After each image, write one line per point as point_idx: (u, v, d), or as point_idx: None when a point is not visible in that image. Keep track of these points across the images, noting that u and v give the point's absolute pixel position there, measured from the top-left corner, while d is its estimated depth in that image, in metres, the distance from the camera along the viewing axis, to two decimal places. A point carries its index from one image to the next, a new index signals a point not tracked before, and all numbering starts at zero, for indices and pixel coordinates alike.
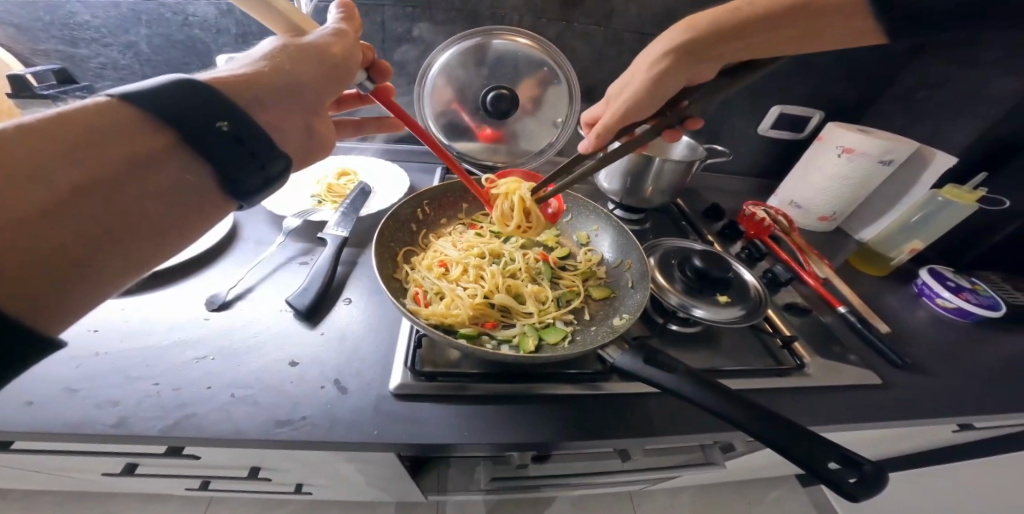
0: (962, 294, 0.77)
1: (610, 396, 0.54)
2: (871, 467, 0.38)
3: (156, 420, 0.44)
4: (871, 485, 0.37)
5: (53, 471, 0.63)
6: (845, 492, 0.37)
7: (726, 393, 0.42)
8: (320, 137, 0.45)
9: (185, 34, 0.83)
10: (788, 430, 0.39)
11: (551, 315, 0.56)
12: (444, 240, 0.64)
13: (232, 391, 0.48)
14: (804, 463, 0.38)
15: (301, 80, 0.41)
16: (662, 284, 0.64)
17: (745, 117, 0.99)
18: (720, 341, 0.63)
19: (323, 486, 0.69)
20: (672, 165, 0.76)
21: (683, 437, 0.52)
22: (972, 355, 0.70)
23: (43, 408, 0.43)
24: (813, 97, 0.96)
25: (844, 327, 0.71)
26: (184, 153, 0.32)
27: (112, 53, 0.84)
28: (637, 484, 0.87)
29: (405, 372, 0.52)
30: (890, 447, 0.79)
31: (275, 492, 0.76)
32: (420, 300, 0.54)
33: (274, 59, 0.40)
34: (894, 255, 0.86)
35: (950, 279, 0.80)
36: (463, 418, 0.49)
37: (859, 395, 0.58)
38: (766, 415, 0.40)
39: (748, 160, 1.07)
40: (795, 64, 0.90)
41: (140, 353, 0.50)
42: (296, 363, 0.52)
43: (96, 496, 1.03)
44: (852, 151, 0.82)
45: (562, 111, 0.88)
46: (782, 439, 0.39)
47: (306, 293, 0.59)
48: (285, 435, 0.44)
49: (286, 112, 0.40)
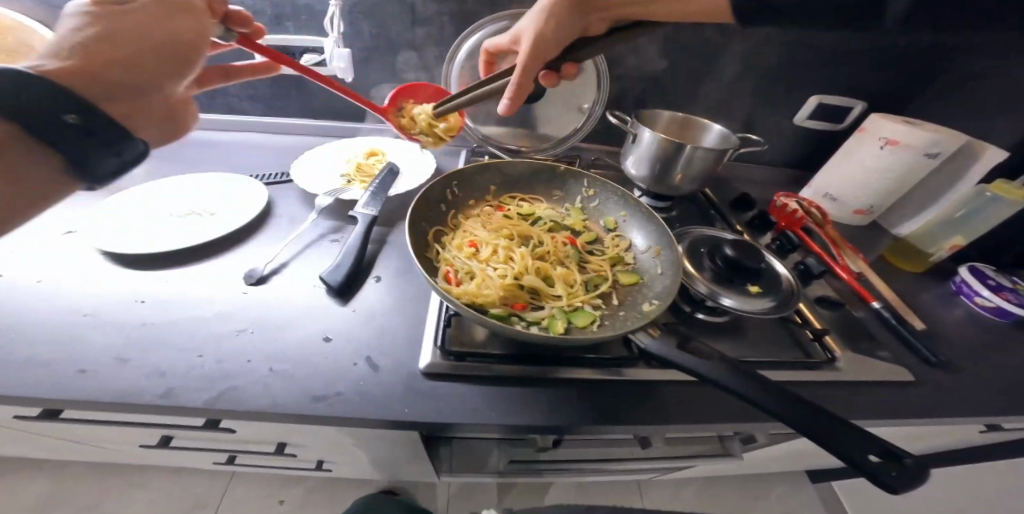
0: (1001, 293, 0.75)
1: (637, 382, 0.54)
2: (913, 461, 0.37)
3: (200, 391, 0.45)
4: (914, 477, 0.37)
5: (90, 442, 0.65)
6: (883, 484, 0.37)
7: (768, 386, 0.41)
8: (176, 116, 0.52)
9: None
10: (821, 419, 0.38)
11: (580, 299, 0.56)
12: (473, 221, 0.63)
13: (270, 365, 0.49)
14: (841, 454, 0.37)
15: (151, 68, 0.45)
16: (691, 272, 0.64)
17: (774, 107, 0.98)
18: (746, 332, 0.62)
19: (347, 464, 0.70)
20: (704, 153, 0.74)
21: (710, 425, 0.52)
22: (1011, 356, 0.68)
23: (95, 378, 0.45)
24: (854, 86, 0.93)
25: (877, 323, 0.69)
26: (29, 142, 0.39)
27: None
28: (649, 474, 0.88)
29: (435, 351, 0.52)
30: (914, 447, 0.78)
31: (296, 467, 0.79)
32: (451, 280, 0.53)
33: (98, 35, 0.42)
34: (933, 251, 0.84)
35: (991, 278, 0.78)
36: (493, 399, 0.49)
37: (892, 391, 0.57)
38: (805, 406, 0.40)
39: (782, 150, 1.05)
40: (835, 51, 0.87)
41: (182, 324, 0.52)
42: (330, 338, 0.53)
43: (121, 465, 1.07)
44: (897, 144, 0.80)
45: (588, 95, 0.89)
46: (818, 427, 0.38)
47: (339, 270, 0.60)
48: (323, 412, 0.45)
49: (126, 101, 0.46)
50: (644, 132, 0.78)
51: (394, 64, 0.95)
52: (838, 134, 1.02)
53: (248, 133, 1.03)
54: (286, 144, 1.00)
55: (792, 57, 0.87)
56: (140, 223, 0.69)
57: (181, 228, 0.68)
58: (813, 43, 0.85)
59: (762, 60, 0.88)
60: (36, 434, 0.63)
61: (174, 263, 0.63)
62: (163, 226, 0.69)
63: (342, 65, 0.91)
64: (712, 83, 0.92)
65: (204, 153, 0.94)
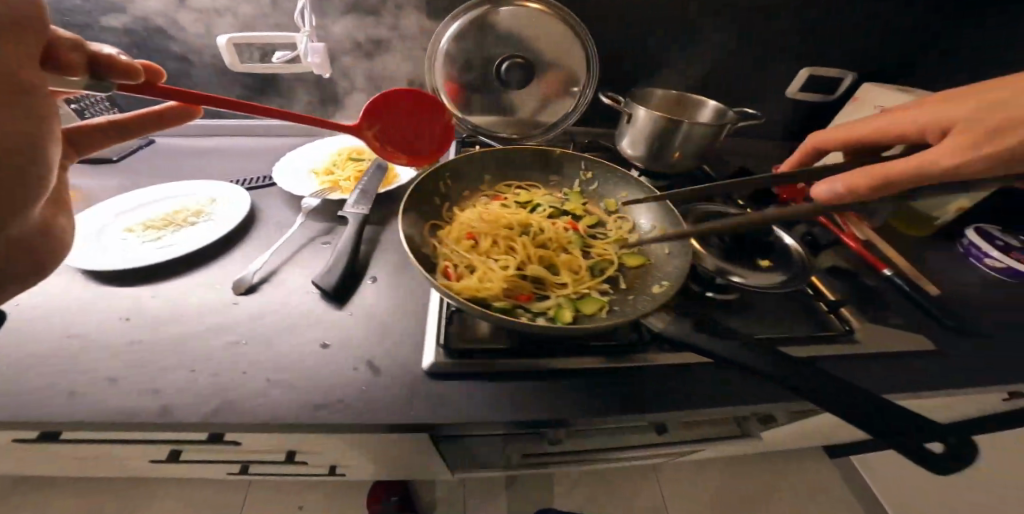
0: (1010, 253, 0.74)
1: (640, 369, 0.55)
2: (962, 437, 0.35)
3: (198, 407, 0.45)
4: (958, 457, 0.36)
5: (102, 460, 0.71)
6: (925, 462, 0.35)
7: (801, 383, 0.38)
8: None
9: (172, 13, 0.81)
10: (818, 380, 0.38)
11: (587, 286, 0.53)
12: (469, 212, 0.61)
13: (268, 375, 0.49)
14: (866, 430, 0.36)
15: None
16: (699, 250, 0.64)
17: (769, 74, 0.96)
18: (754, 310, 0.63)
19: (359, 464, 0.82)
20: (701, 130, 0.71)
21: (725, 407, 0.53)
22: None
23: (88, 398, 0.45)
24: (846, 56, 0.93)
25: (894, 292, 0.68)
26: None
27: (104, 38, 0.84)
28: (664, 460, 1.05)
29: (437, 351, 0.53)
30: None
31: (308, 466, 0.87)
32: (450, 276, 0.51)
33: None
34: (941, 215, 0.81)
35: (1002, 238, 0.78)
36: (498, 396, 0.51)
37: (908, 363, 0.56)
38: (810, 373, 0.39)
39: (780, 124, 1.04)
40: (824, 23, 0.87)
41: (166, 351, 0.50)
42: (327, 345, 0.53)
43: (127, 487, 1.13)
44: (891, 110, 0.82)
45: (580, 81, 0.87)
46: (835, 405, 0.37)
47: (332, 272, 0.60)
48: (329, 417, 0.46)
49: None
50: (639, 111, 0.75)
51: (375, 56, 0.91)
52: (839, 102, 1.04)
53: (222, 137, 0.97)
54: (265, 146, 0.95)
55: (786, 28, 0.88)
56: (108, 239, 0.64)
57: (163, 238, 0.65)
58: (807, 13, 0.86)
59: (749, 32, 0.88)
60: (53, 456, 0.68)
61: (152, 279, 0.60)
62: (136, 238, 0.65)
63: (317, 61, 0.86)
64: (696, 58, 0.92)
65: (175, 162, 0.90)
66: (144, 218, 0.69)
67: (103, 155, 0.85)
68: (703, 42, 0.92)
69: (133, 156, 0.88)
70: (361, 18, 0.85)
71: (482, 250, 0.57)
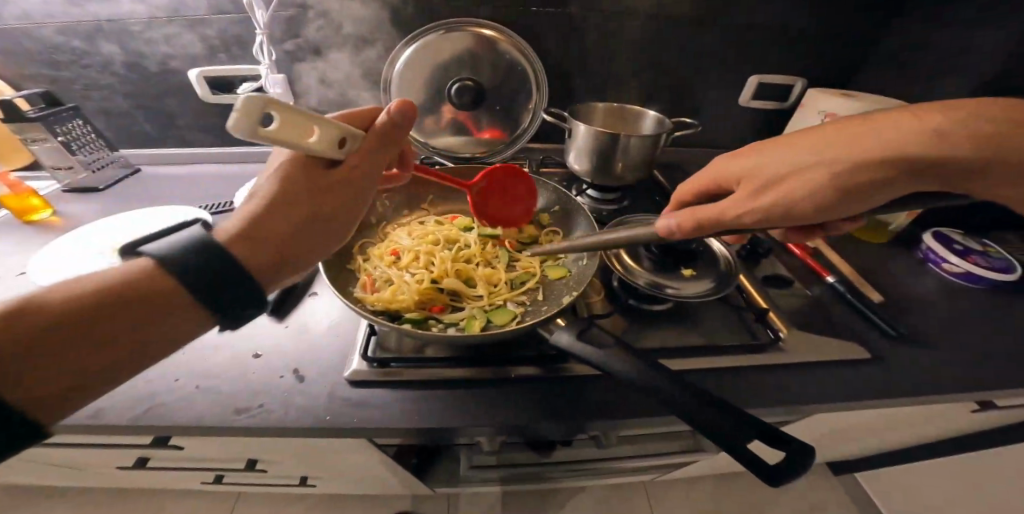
0: (970, 259, 0.78)
1: (558, 379, 0.57)
2: (798, 445, 0.36)
3: (127, 410, 0.49)
4: (795, 468, 0.36)
5: (77, 463, 0.76)
6: (766, 474, 0.36)
7: (666, 392, 0.40)
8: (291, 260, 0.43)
9: (154, 50, 0.94)
10: (683, 391, 0.39)
11: (501, 298, 0.61)
12: (401, 231, 0.72)
13: (197, 382, 0.53)
14: (716, 438, 0.37)
15: (271, 227, 0.41)
16: (629, 264, 0.67)
17: (704, 86, 1.07)
18: (689, 316, 0.65)
19: (323, 474, 0.86)
20: (637, 141, 0.76)
21: (645, 418, 0.54)
22: (970, 322, 0.70)
23: None
24: (775, 64, 1.04)
25: (836, 299, 0.72)
26: (183, 308, 0.36)
27: (92, 73, 0.97)
28: (646, 475, 1.04)
29: (359, 360, 0.55)
30: (875, 431, 0.78)
31: (278, 478, 0.90)
32: (369, 287, 0.60)
33: (283, 175, 0.43)
34: (892, 221, 0.90)
35: (958, 242, 0.82)
36: (413, 404, 0.52)
37: (830, 369, 0.58)
38: (677, 384, 0.40)
39: (732, 126, 1.16)
40: (748, 33, 0.99)
41: None
42: (260, 354, 0.57)
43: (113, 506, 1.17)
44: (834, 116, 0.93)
45: (533, 99, 0.97)
46: (693, 414, 0.38)
47: (271, 290, 0.64)
48: (238, 421, 0.49)
49: (264, 232, 0.41)
50: (578, 127, 0.81)
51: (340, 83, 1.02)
52: (787, 110, 1.14)
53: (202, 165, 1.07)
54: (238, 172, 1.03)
55: (716, 39, 0.99)
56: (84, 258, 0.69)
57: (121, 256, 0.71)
58: (732, 23, 0.97)
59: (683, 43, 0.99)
60: (32, 460, 0.74)
61: None
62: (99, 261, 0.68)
63: (279, 92, 0.93)
64: (631, 68, 1.03)
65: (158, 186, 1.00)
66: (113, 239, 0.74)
67: (90, 185, 0.94)
68: (643, 59, 1.02)
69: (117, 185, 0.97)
70: (324, 49, 0.96)
71: (403, 265, 0.66)
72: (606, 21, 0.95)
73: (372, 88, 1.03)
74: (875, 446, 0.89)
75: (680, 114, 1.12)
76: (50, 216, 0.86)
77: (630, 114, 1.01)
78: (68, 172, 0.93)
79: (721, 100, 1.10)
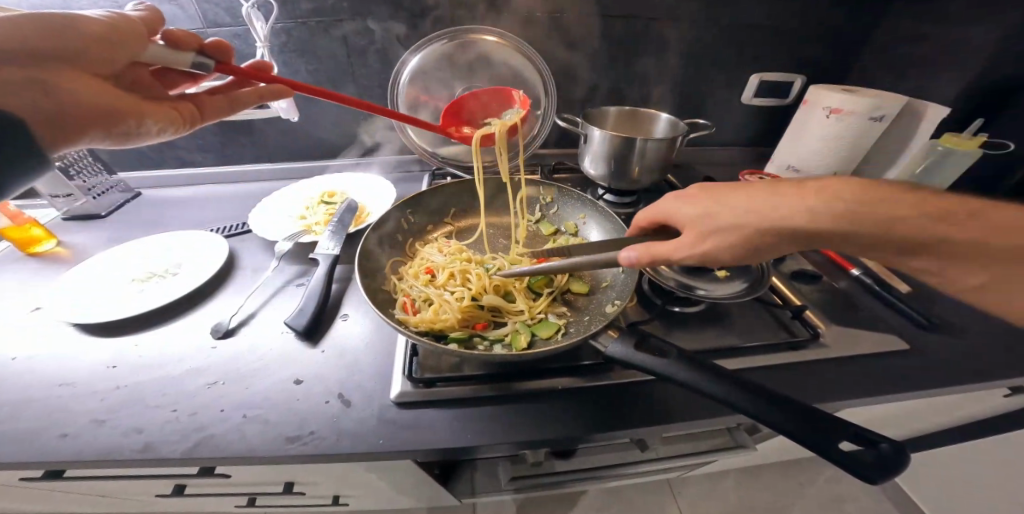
0: None
1: (606, 388, 0.57)
2: (891, 445, 0.37)
3: (177, 443, 0.49)
4: (888, 466, 0.37)
5: (112, 493, 0.77)
6: (860, 472, 0.37)
7: (744, 397, 0.40)
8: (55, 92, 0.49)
9: None
10: (760, 395, 0.40)
11: (542, 311, 0.63)
12: (430, 248, 0.73)
13: (243, 411, 0.53)
14: (801, 439, 0.38)
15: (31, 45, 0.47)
16: (659, 267, 0.67)
17: (706, 82, 1.07)
18: (726, 317, 0.65)
19: (353, 494, 0.85)
20: (654, 144, 0.77)
21: (696, 423, 0.54)
22: None
23: (78, 438, 0.50)
24: (775, 59, 1.05)
25: (862, 291, 0.73)
26: None
27: None
28: (673, 472, 1.04)
29: (406, 381, 0.55)
30: (904, 419, 0.79)
31: (308, 498, 0.90)
32: (409, 308, 0.62)
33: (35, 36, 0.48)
34: None
35: None
36: (466, 422, 0.52)
37: (873, 364, 0.58)
38: (752, 390, 0.41)
39: (733, 126, 1.17)
40: (748, 31, 0.99)
41: (143, 395, 0.54)
42: (301, 381, 0.57)
43: None
44: (840, 112, 0.88)
45: (541, 104, 0.98)
46: (774, 417, 0.39)
47: (303, 314, 0.63)
48: (296, 449, 0.49)
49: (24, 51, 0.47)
50: (593, 132, 0.81)
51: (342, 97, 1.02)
52: (789, 106, 1.14)
53: (208, 185, 1.07)
54: (248, 192, 1.03)
55: (716, 36, 0.99)
56: (117, 286, 0.70)
57: (130, 288, 0.70)
58: (733, 19, 0.97)
59: (684, 42, 0.99)
60: (68, 493, 0.75)
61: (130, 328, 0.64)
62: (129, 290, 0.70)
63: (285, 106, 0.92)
64: (633, 69, 1.03)
65: (161, 210, 0.98)
66: (137, 270, 0.74)
67: (91, 211, 0.94)
68: (645, 60, 1.02)
69: (120, 211, 0.97)
70: (324, 63, 0.96)
71: (439, 283, 0.68)
72: (609, 26, 0.95)
73: (374, 100, 1.03)
74: (901, 433, 0.90)
75: (685, 113, 1.13)
76: (53, 246, 0.85)
77: (640, 117, 1.01)
78: (66, 200, 0.92)
79: (725, 97, 1.11)
